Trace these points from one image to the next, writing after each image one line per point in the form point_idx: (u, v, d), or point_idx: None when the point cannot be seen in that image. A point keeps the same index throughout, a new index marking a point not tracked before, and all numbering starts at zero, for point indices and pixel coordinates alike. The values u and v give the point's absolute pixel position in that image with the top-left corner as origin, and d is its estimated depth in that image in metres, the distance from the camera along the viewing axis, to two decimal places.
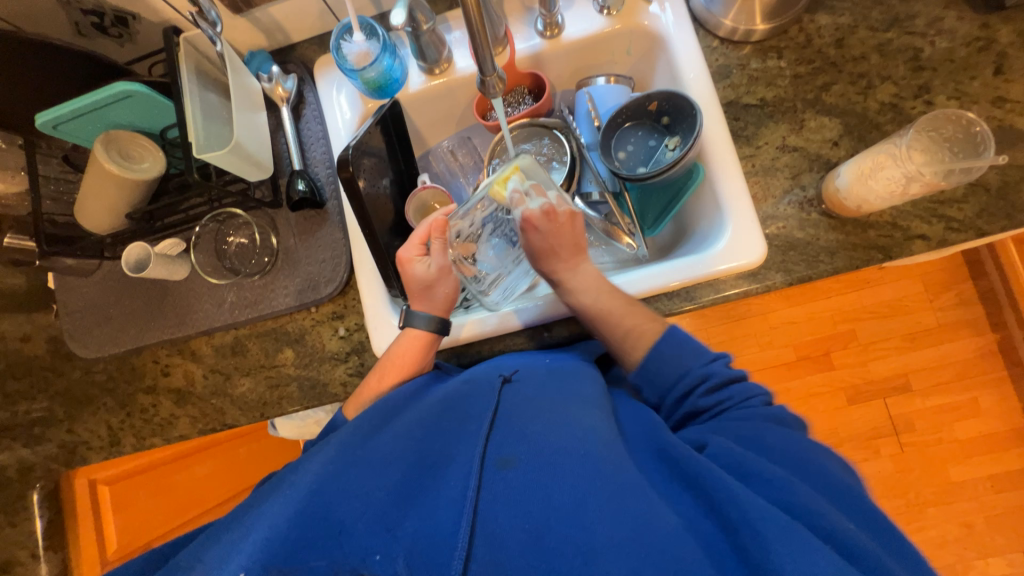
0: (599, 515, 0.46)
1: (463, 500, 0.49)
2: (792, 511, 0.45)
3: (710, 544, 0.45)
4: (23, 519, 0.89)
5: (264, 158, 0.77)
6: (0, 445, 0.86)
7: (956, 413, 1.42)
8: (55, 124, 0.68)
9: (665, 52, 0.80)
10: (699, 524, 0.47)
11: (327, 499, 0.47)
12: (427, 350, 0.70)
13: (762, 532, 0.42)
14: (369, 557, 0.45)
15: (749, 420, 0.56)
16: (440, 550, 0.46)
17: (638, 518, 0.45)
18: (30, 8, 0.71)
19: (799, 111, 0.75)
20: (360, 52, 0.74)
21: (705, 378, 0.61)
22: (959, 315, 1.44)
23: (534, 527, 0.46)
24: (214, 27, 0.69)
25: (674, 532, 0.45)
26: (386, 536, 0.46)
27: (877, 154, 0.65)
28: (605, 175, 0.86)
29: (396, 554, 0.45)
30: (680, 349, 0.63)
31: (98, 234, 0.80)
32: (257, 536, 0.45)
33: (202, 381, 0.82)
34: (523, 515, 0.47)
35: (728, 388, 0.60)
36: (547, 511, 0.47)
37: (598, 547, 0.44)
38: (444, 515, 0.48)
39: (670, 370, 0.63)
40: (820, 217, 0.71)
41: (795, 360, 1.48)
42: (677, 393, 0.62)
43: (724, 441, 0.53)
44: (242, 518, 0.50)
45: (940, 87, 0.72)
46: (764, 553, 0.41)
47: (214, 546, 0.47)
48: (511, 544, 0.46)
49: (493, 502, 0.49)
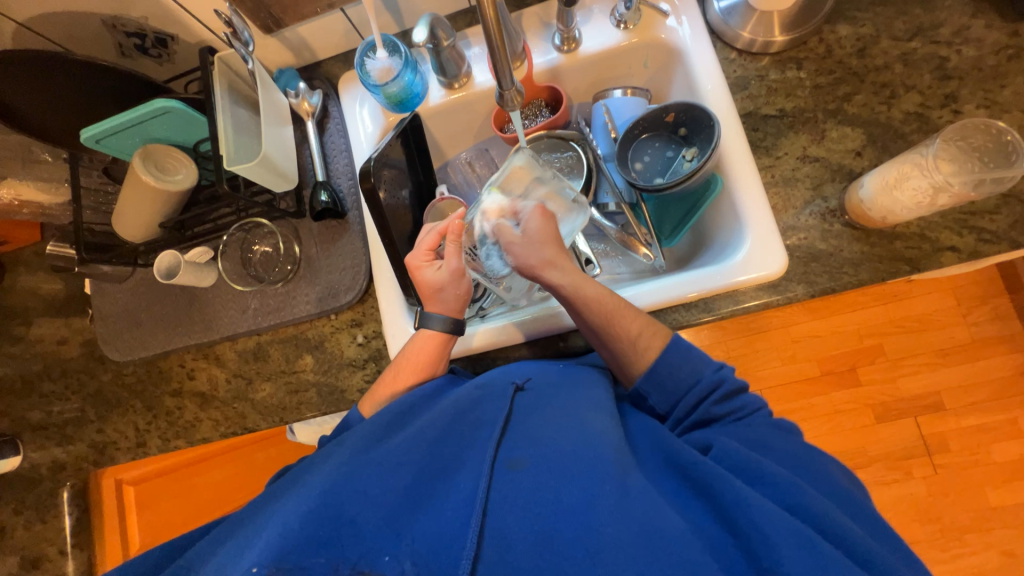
0: (608, 517, 0.45)
1: (472, 502, 0.49)
2: (799, 513, 0.44)
3: (717, 546, 0.44)
4: (52, 516, 0.92)
5: (289, 169, 0.80)
6: (35, 444, 0.89)
7: (994, 434, 1.35)
8: (99, 138, 0.72)
9: (682, 64, 0.80)
10: (709, 529, 0.46)
11: (340, 498, 0.47)
12: (440, 349, 0.71)
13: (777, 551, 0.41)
14: (378, 559, 0.46)
15: (762, 426, 0.56)
16: (449, 551, 0.46)
17: (644, 521, 0.45)
18: (80, 32, 0.76)
19: (820, 121, 0.74)
20: (382, 68, 0.77)
21: (717, 387, 0.59)
22: (995, 331, 1.37)
23: (541, 530, 0.46)
24: (247, 46, 0.74)
25: (682, 535, 0.44)
26: (393, 536, 0.46)
27: (902, 164, 0.64)
28: (621, 185, 0.87)
29: (403, 555, 0.46)
30: (687, 356, 0.61)
31: (132, 243, 0.83)
32: (269, 531, 0.46)
33: (225, 386, 0.84)
34: (533, 517, 0.47)
35: (735, 398, 0.59)
36: (557, 512, 0.47)
37: (606, 550, 0.43)
38: (452, 514, 0.48)
39: (679, 379, 0.60)
40: (844, 228, 0.70)
41: (819, 375, 1.43)
42: (687, 403, 0.59)
43: (731, 445, 0.51)
44: (256, 517, 0.50)
45: (968, 97, 0.71)
46: (774, 561, 0.41)
47: (230, 542, 0.48)
48: (519, 544, 0.46)
49: (504, 502, 0.48)
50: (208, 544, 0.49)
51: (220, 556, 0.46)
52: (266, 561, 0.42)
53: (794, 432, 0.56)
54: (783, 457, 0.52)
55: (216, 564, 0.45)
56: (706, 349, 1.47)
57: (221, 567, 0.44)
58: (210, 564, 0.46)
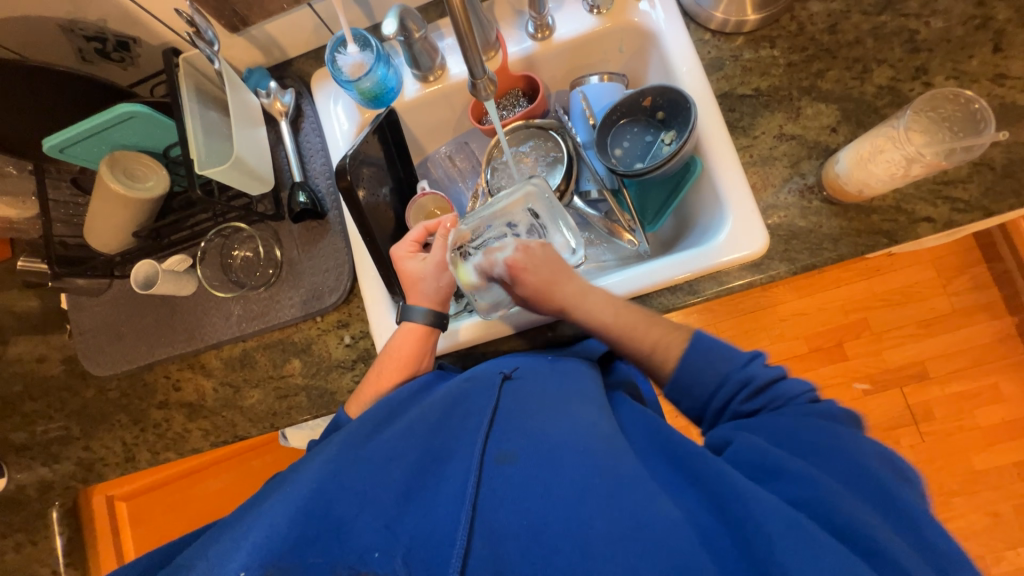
0: (598, 509, 0.45)
1: (462, 499, 0.48)
2: (806, 508, 0.43)
3: (707, 533, 0.44)
4: (43, 537, 0.89)
5: (264, 171, 0.78)
6: (20, 465, 0.87)
7: (977, 399, 1.39)
8: (63, 147, 0.70)
9: (657, 48, 0.80)
10: (701, 515, 0.46)
11: (327, 497, 0.47)
12: (422, 342, 0.71)
13: (766, 530, 0.41)
14: (367, 555, 0.45)
15: (800, 418, 0.51)
16: (439, 550, 0.46)
17: (637, 513, 0.44)
18: (35, 37, 0.73)
19: (795, 99, 0.75)
20: (354, 63, 0.75)
21: (746, 382, 0.56)
22: (974, 299, 1.41)
23: (531, 524, 0.46)
24: (212, 46, 0.72)
25: (677, 523, 0.44)
26: (385, 534, 0.46)
27: (876, 137, 0.64)
28: (602, 172, 0.87)
29: (395, 553, 0.45)
30: (710, 354, 0.58)
31: (107, 254, 0.81)
32: (255, 534, 0.44)
33: (213, 394, 0.83)
34: (522, 510, 0.47)
35: (774, 387, 0.56)
36: (547, 504, 0.47)
37: (596, 542, 0.43)
38: (444, 512, 0.48)
39: (701, 380, 0.58)
40: (822, 204, 0.71)
41: (807, 351, 1.45)
42: (717, 401, 0.57)
43: (753, 439, 0.50)
44: (246, 514, 0.49)
45: (938, 68, 0.71)
46: (767, 547, 0.40)
47: (216, 544, 0.45)
48: (510, 537, 0.46)
49: (493, 496, 0.48)
50: (199, 544, 0.47)
51: (209, 557, 0.45)
52: (256, 563, 0.41)
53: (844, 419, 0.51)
54: (810, 449, 0.48)
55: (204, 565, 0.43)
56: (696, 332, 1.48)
57: (211, 567, 0.42)
58: (203, 562, 0.43)
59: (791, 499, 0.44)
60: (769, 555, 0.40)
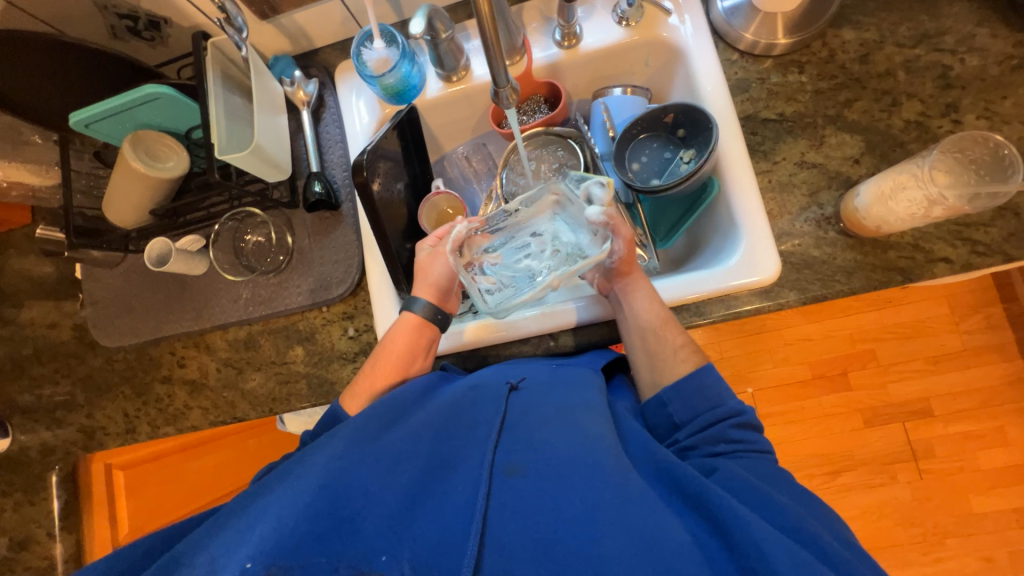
0: (609, 528, 0.44)
1: (472, 508, 0.48)
2: (794, 534, 0.46)
3: (713, 557, 0.44)
4: (41, 499, 0.92)
5: (282, 159, 0.79)
6: (26, 427, 0.89)
7: (980, 441, 1.37)
8: (87, 122, 0.71)
9: (683, 64, 0.79)
10: (706, 539, 0.46)
11: (337, 494, 0.46)
12: (417, 335, 0.70)
13: (772, 560, 0.42)
14: (373, 558, 0.43)
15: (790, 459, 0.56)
16: (448, 556, 0.45)
17: (646, 533, 0.44)
18: (69, 11, 0.74)
19: (819, 127, 0.73)
20: (379, 59, 0.76)
21: (740, 413, 0.60)
22: (987, 340, 1.38)
23: (543, 539, 0.45)
24: (240, 32, 0.71)
25: (683, 546, 0.44)
26: (391, 536, 0.45)
27: (899, 174, 0.64)
28: (618, 185, 0.86)
29: (402, 557, 0.44)
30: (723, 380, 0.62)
31: (123, 228, 0.83)
32: (262, 526, 0.43)
33: (215, 374, 0.84)
34: (532, 525, 0.46)
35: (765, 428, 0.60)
36: (557, 520, 0.46)
37: (608, 559, 0.43)
38: (451, 519, 0.47)
39: (679, 407, 0.61)
40: (838, 236, 0.70)
41: (811, 378, 1.44)
42: (703, 421, 0.59)
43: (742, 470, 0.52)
44: (246, 510, 0.48)
45: (970, 106, 0.70)
46: (771, 573, 0.41)
47: (221, 535, 0.45)
48: (518, 552, 0.45)
49: (502, 508, 0.48)
50: (200, 534, 0.47)
51: (210, 550, 0.44)
52: (263, 557, 0.40)
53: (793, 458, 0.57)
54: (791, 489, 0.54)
55: (207, 557, 0.43)
56: None
57: (213, 564, 0.42)
58: (203, 556, 0.44)
59: (779, 526, 0.47)
60: None
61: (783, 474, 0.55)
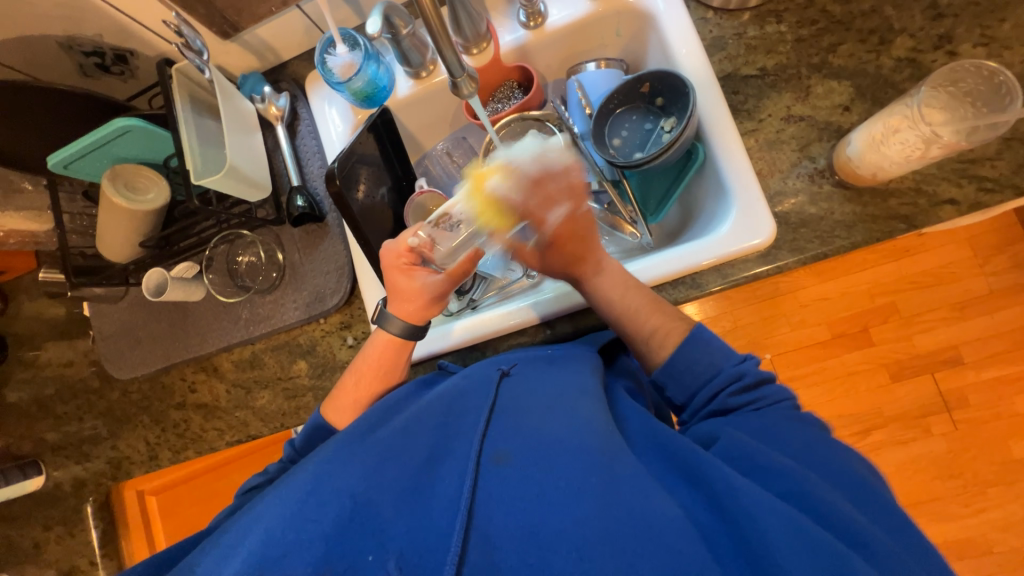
0: (596, 510, 0.43)
1: (457, 503, 0.46)
2: (793, 500, 0.44)
3: (707, 534, 0.43)
4: (80, 530, 0.96)
5: (260, 177, 0.79)
6: (56, 463, 0.93)
7: (1015, 385, 1.31)
8: (66, 162, 0.72)
9: (654, 29, 0.76)
10: (698, 513, 0.45)
11: (321, 501, 0.45)
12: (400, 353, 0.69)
13: (759, 522, 0.41)
14: (360, 559, 0.42)
15: (789, 421, 0.53)
16: (433, 555, 0.43)
17: (636, 515, 0.43)
18: (38, 56, 0.75)
19: (804, 77, 0.70)
20: (344, 65, 0.74)
21: (738, 378, 0.57)
22: (1013, 279, 1.32)
23: (528, 526, 0.44)
24: (201, 55, 0.73)
25: (673, 521, 0.43)
26: (377, 537, 0.44)
27: (890, 117, 0.60)
28: (602, 164, 0.84)
29: (388, 554, 0.43)
30: (709, 347, 0.59)
31: (121, 263, 0.84)
32: (249, 541, 0.44)
33: (226, 396, 0.86)
34: (518, 513, 0.45)
35: (762, 387, 0.57)
36: (542, 506, 0.44)
37: (593, 544, 0.41)
38: (438, 515, 0.46)
39: (680, 375, 0.60)
40: (834, 189, 0.67)
41: (829, 338, 1.39)
42: (704, 394, 0.58)
43: (739, 437, 0.50)
44: (239, 520, 0.48)
45: (965, 35, 0.66)
46: (763, 543, 0.40)
47: (217, 545, 0.46)
48: (505, 544, 0.43)
49: (489, 500, 0.46)
50: (194, 555, 0.47)
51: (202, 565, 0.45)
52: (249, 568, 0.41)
53: (816, 425, 0.53)
54: (797, 451, 0.49)
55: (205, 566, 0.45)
56: (711, 321, 1.43)
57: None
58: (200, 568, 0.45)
59: (779, 492, 0.45)
60: (765, 553, 0.40)
61: (798, 431, 0.51)
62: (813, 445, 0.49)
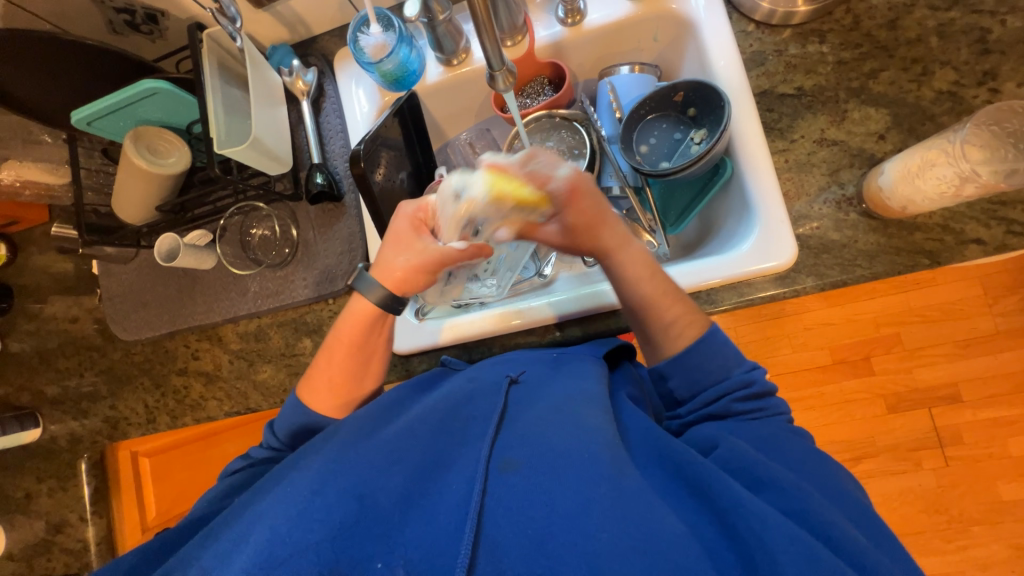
0: (601, 522, 0.43)
1: (466, 506, 0.46)
2: (798, 518, 0.44)
3: (713, 549, 0.43)
4: (73, 485, 0.97)
5: (283, 152, 0.78)
6: (55, 416, 0.94)
7: (1012, 428, 1.31)
8: (90, 120, 0.72)
9: (693, 38, 0.75)
10: (704, 529, 0.45)
11: (326, 502, 0.45)
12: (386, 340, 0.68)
13: (765, 541, 0.41)
14: (369, 564, 0.42)
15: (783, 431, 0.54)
16: (442, 558, 0.43)
17: (641, 525, 0.43)
18: (69, 9, 0.74)
19: (841, 101, 0.69)
20: (376, 44, 0.74)
21: (746, 384, 0.57)
22: (1022, 322, 1.31)
23: (535, 535, 0.43)
24: (234, 22, 0.71)
25: (682, 537, 0.43)
26: (384, 542, 0.44)
27: (928, 150, 0.59)
28: (627, 169, 0.83)
29: (395, 561, 0.43)
30: (723, 349, 0.58)
31: (134, 224, 0.84)
32: (256, 536, 0.43)
33: (228, 366, 0.86)
34: (525, 521, 0.44)
35: (759, 398, 0.57)
36: (549, 516, 0.44)
37: (603, 554, 0.41)
38: (444, 520, 0.46)
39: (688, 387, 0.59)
40: (860, 217, 0.66)
41: (831, 363, 1.39)
42: (708, 396, 0.57)
43: (740, 445, 0.50)
44: (243, 517, 0.48)
45: (1010, 73, 0.64)
46: (768, 562, 0.40)
47: (212, 548, 0.46)
48: (513, 551, 0.43)
49: (496, 505, 0.46)
50: (195, 545, 0.48)
51: (203, 562, 0.44)
52: (256, 567, 0.41)
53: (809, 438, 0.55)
54: (794, 465, 0.50)
55: (202, 566, 0.44)
56: None
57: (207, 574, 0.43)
58: (199, 565, 0.44)
59: (784, 508, 0.45)
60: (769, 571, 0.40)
61: (799, 449, 0.52)
62: (808, 461, 0.50)
